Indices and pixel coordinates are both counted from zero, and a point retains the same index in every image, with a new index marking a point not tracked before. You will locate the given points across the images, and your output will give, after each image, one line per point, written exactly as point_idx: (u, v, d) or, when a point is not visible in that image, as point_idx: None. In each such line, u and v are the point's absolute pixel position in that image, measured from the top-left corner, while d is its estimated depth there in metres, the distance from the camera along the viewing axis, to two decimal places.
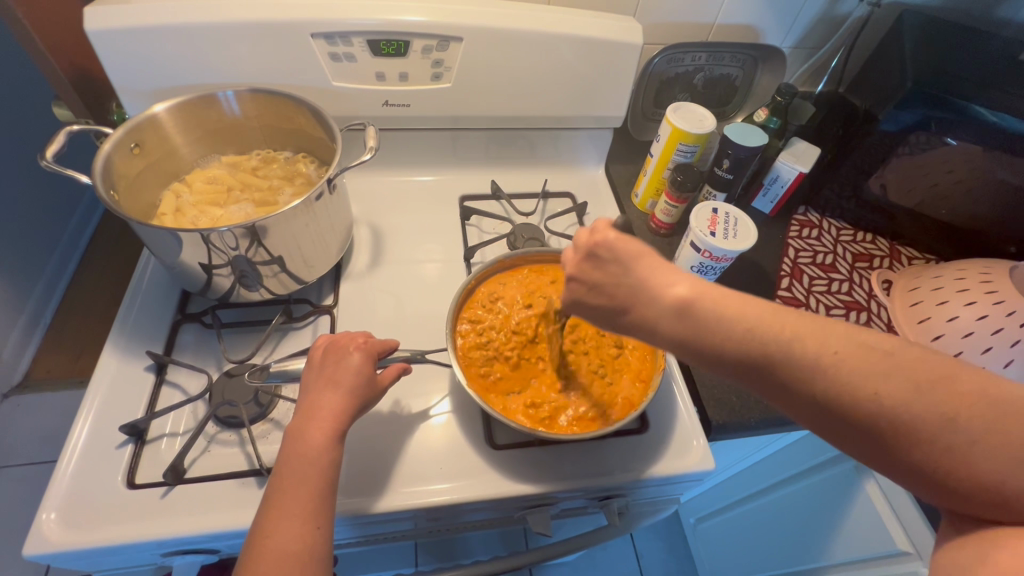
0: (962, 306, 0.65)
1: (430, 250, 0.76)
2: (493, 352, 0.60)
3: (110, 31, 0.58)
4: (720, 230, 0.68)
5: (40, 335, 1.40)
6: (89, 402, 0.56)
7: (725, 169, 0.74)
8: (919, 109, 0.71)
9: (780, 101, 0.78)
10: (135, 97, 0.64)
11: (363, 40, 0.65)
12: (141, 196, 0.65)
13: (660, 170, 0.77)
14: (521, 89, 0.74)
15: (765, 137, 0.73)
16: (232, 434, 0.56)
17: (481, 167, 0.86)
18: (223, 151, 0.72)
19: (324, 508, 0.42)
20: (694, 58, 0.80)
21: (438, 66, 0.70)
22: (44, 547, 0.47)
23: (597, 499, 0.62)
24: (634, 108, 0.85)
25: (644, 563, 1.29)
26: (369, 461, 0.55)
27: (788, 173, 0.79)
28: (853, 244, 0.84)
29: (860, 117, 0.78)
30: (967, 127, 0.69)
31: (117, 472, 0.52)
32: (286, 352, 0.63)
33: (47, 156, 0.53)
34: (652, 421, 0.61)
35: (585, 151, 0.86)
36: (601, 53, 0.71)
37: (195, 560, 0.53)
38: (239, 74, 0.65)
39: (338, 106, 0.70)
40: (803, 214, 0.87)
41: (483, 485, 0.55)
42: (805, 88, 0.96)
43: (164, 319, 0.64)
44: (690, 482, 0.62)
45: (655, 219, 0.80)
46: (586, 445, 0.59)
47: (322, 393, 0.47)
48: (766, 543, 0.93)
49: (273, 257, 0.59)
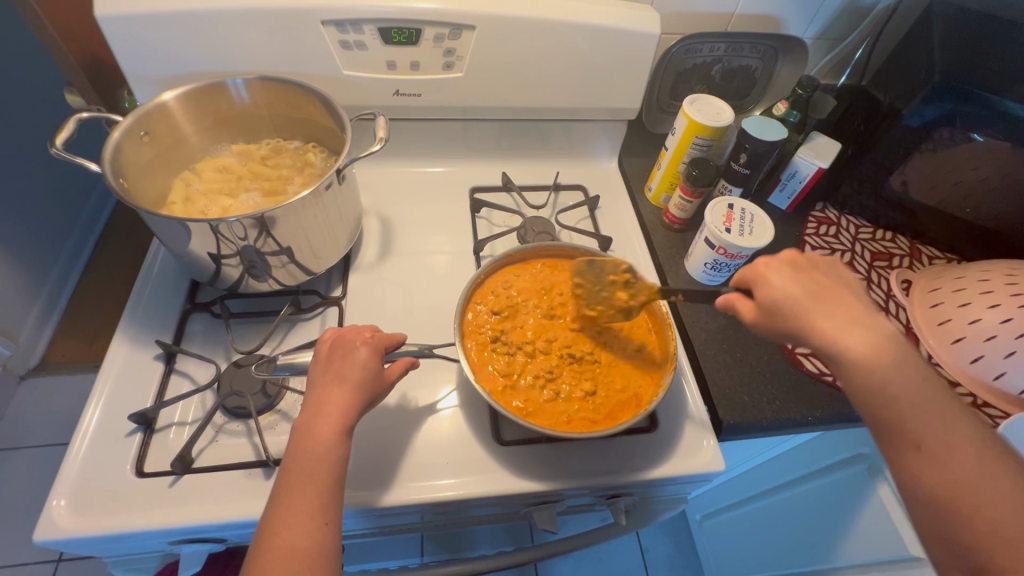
0: (986, 309, 0.64)
1: (440, 241, 0.75)
2: (504, 344, 0.60)
3: (119, 16, 0.58)
4: (735, 227, 0.67)
5: (57, 318, 1.42)
6: (99, 388, 0.56)
7: (742, 164, 0.72)
8: (946, 104, 0.69)
9: (801, 94, 0.76)
10: (146, 84, 0.64)
11: (374, 28, 0.64)
12: (150, 184, 0.65)
13: (675, 164, 0.75)
14: (535, 79, 0.72)
15: (784, 131, 0.71)
16: (240, 424, 0.56)
17: (493, 158, 0.85)
18: (232, 140, 0.71)
19: (332, 504, 0.42)
20: (713, 48, 0.78)
21: (450, 54, 0.68)
22: (54, 533, 0.48)
23: (604, 497, 0.61)
24: (649, 99, 0.83)
25: (648, 558, 1.29)
26: (376, 455, 0.55)
27: (807, 168, 0.77)
28: (872, 242, 0.82)
29: (882, 111, 0.76)
30: (994, 125, 0.68)
31: (126, 460, 0.52)
32: (294, 343, 0.63)
33: (57, 144, 0.53)
34: (661, 421, 0.61)
35: (599, 142, 0.85)
36: (619, 41, 0.69)
37: (202, 549, 0.54)
38: (248, 62, 0.64)
39: (348, 95, 0.69)
40: (821, 210, 0.85)
41: (490, 481, 0.55)
42: (827, 79, 0.93)
43: (173, 308, 0.64)
44: (698, 483, 0.61)
45: (669, 214, 0.78)
46: (596, 444, 0.58)
47: (329, 387, 0.46)
48: (772, 543, 0.92)
49: (282, 247, 0.58)
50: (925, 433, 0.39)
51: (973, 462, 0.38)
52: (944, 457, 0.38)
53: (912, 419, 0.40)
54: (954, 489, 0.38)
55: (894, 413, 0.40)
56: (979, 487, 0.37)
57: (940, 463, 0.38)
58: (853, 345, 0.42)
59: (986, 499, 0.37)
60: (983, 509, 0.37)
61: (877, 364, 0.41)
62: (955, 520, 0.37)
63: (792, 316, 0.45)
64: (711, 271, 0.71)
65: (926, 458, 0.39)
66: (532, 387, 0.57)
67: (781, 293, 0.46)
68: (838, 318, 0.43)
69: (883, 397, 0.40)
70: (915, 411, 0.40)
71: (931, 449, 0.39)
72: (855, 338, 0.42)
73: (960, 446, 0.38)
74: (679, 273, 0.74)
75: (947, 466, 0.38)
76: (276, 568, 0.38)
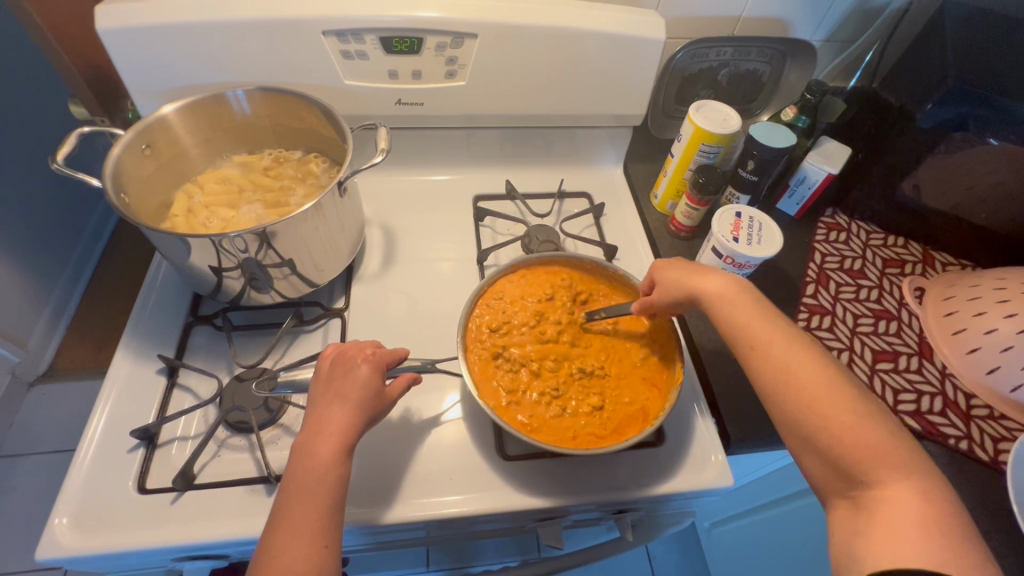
0: (1001, 319, 0.62)
1: (444, 250, 0.75)
2: (507, 361, 0.58)
3: (120, 30, 0.57)
4: (743, 236, 0.65)
5: (66, 325, 1.43)
6: (102, 403, 0.56)
7: (750, 170, 0.71)
8: (959, 107, 0.67)
9: (810, 98, 0.74)
10: (149, 96, 0.63)
11: (375, 37, 0.63)
12: (152, 197, 0.64)
13: (681, 171, 0.74)
14: (538, 86, 0.71)
15: (792, 137, 0.70)
16: (242, 439, 0.56)
17: (496, 166, 0.84)
18: (233, 151, 0.71)
19: (332, 526, 0.41)
20: (719, 53, 0.77)
21: (452, 63, 0.67)
22: (56, 551, 0.47)
23: (611, 512, 0.60)
24: (654, 105, 0.82)
25: (656, 565, 1.28)
26: (379, 471, 0.54)
27: (816, 174, 0.76)
28: (884, 248, 0.80)
29: (895, 114, 0.74)
30: (1011, 129, 0.66)
31: (129, 477, 0.52)
32: (296, 356, 0.62)
33: (58, 159, 0.53)
34: (669, 434, 0.60)
35: (604, 148, 0.84)
36: (623, 48, 0.68)
37: (205, 565, 0.53)
38: (248, 73, 0.64)
39: (350, 105, 0.69)
40: (831, 216, 0.84)
41: (495, 497, 0.54)
42: (836, 82, 0.91)
43: (175, 321, 0.64)
44: (707, 497, 0.60)
45: (675, 221, 0.77)
46: (601, 459, 0.57)
47: (329, 406, 0.45)
48: (780, 554, 0.91)
49: (284, 260, 0.58)
50: (754, 336, 0.49)
51: (787, 353, 0.47)
52: (768, 350, 0.47)
53: (746, 326, 0.49)
54: (781, 380, 0.46)
55: (735, 326, 0.50)
56: (799, 370, 0.45)
57: (767, 356, 0.47)
58: (709, 288, 0.53)
59: (803, 378, 0.45)
60: (804, 387, 0.44)
61: (724, 297, 0.52)
62: (784, 400, 0.45)
63: (678, 283, 0.55)
64: None
65: (760, 357, 0.48)
66: (538, 405, 0.56)
67: (669, 273, 0.57)
68: (701, 273, 0.55)
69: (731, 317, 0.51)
70: (751, 327, 0.49)
71: (761, 348, 0.48)
72: (710, 282, 0.53)
73: (778, 340, 0.48)
74: None
75: (770, 357, 0.47)
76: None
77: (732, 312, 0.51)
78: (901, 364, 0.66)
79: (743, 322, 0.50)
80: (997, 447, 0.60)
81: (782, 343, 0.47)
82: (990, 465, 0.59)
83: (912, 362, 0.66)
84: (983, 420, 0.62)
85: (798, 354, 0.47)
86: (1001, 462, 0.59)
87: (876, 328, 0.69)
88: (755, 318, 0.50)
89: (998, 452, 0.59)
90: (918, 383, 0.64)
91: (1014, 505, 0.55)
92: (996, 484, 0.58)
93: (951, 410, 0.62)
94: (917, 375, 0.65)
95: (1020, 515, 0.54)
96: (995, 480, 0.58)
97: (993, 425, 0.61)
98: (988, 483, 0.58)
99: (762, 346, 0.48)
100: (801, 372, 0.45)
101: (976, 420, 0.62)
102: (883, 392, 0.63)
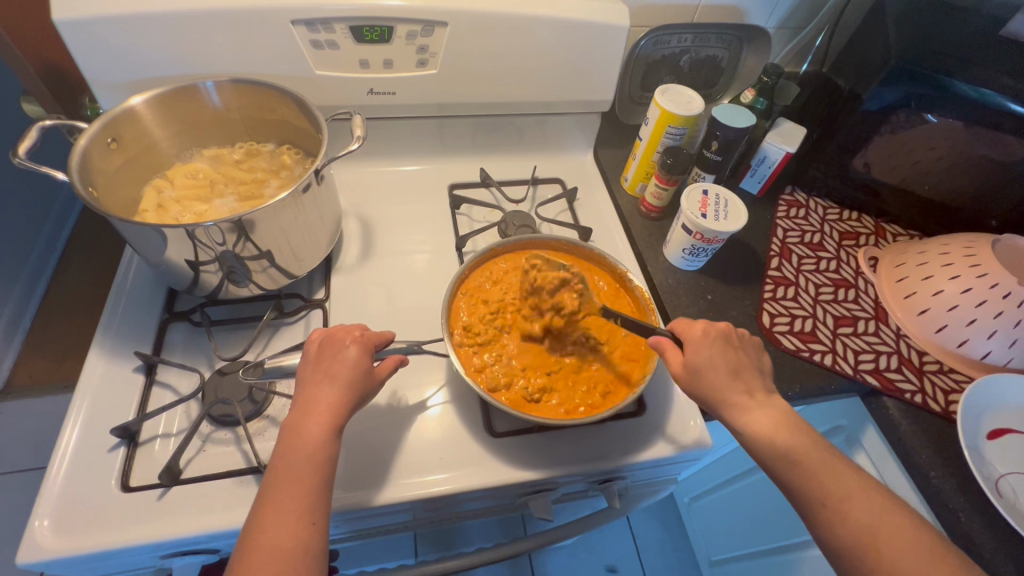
0: (947, 281, 0.67)
1: (420, 240, 0.75)
2: (475, 335, 0.60)
3: (78, 22, 0.56)
4: (711, 212, 0.69)
5: None
6: (76, 405, 0.54)
7: (714, 151, 0.74)
8: (901, 86, 0.72)
9: (766, 81, 0.78)
10: (112, 91, 0.62)
11: (346, 27, 0.64)
12: (119, 191, 0.63)
13: (650, 154, 0.77)
14: (508, 74, 0.73)
15: (753, 118, 0.73)
16: (227, 432, 0.56)
17: (468, 155, 0.86)
18: (203, 145, 0.70)
19: (320, 503, 0.41)
20: (680, 40, 0.80)
21: (424, 52, 0.68)
22: (38, 554, 0.46)
23: (597, 482, 0.62)
24: (621, 92, 0.85)
25: (641, 544, 1.31)
26: (367, 456, 0.55)
27: (775, 153, 0.79)
28: (840, 222, 0.85)
29: (844, 96, 0.79)
30: (948, 106, 0.70)
31: (110, 476, 0.51)
32: (279, 347, 0.62)
33: (20, 153, 0.51)
34: (650, 404, 0.62)
35: (574, 136, 0.86)
36: (590, 35, 0.71)
37: (195, 560, 0.52)
38: (214, 64, 0.63)
39: (322, 96, 0.69)
40: (790, 193, 0.88)
41: (482, 473, 0.55)
42: (790, 67, 0.97)
43: (150, 319, 0.63)
44: (686, 462, 0.63)
45: (646, 203, 0.80)
46: (584, 430, 0.59)
47: (319, 386, 0.46)
48: (757, 520, 0.95)
49: (262, 251, 0.57)
50: (830, 486, 0.43)
51: (859, 500, 0.43)
52: (847, 507, 0.42)
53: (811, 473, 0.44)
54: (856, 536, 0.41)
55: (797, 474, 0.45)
56: (884, 525, 0.41)
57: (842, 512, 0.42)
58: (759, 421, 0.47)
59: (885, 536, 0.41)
60: (881, 539, 0.41)
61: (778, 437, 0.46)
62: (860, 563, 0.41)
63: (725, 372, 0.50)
64: (690, 257, 0.73)
65: (836, 515, 0.42)
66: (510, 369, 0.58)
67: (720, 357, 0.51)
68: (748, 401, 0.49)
69: (794, 465, 0.45)
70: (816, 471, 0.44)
71: (836, 506, 0.43)
72: (754, 412, 0.48)
73: (845, 491, 0.43)
74: (658, 260, 0.76)
75: (842, 521, 0.42)
76: (261, 567, 0.38)
77: (790, 449, 0.45)
78: (860, 328, 0.70)
79: (803, 462, 0.45)
80: (948, 399, 0.64)
81: (844, 486, 0.43)
82: (942, 415, 0.63)
83: (869, 325, 0.71)
84: (934, 374, 0.67)
85: (867, 489, 0.43)
86: (952, 412, 0.63)
87: (836, 295, 0.73)
88: (814, 454, 0.45)
89: (949, 404, 0.64)
90: (876, 344, 0.69)
91: (965, 450, 0.59)
92: (948, 433, 0.62)
93: (906, 367, 0.67)
94: (874, 336, 0.70)
95: (971, 459, 0.58)
96: (947, 429, 0.62)
97: (943, 378, 0.66)
98: (941, 432, 0.62)
99: (827, 491, 0.43)
100: (873, 516, 0.42)
101: (929, 375, 0.67)
102: (845, 353, 0.68)
